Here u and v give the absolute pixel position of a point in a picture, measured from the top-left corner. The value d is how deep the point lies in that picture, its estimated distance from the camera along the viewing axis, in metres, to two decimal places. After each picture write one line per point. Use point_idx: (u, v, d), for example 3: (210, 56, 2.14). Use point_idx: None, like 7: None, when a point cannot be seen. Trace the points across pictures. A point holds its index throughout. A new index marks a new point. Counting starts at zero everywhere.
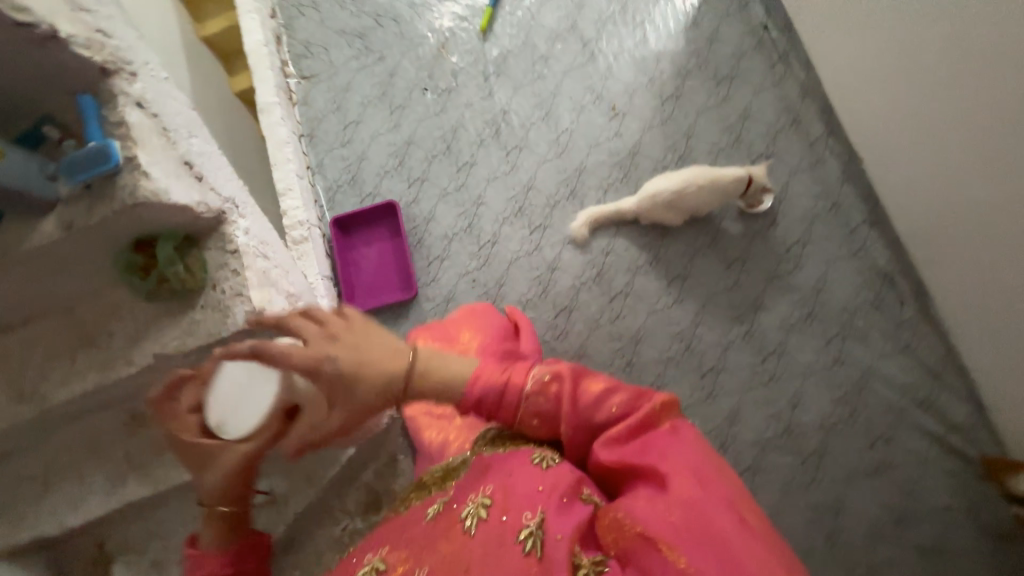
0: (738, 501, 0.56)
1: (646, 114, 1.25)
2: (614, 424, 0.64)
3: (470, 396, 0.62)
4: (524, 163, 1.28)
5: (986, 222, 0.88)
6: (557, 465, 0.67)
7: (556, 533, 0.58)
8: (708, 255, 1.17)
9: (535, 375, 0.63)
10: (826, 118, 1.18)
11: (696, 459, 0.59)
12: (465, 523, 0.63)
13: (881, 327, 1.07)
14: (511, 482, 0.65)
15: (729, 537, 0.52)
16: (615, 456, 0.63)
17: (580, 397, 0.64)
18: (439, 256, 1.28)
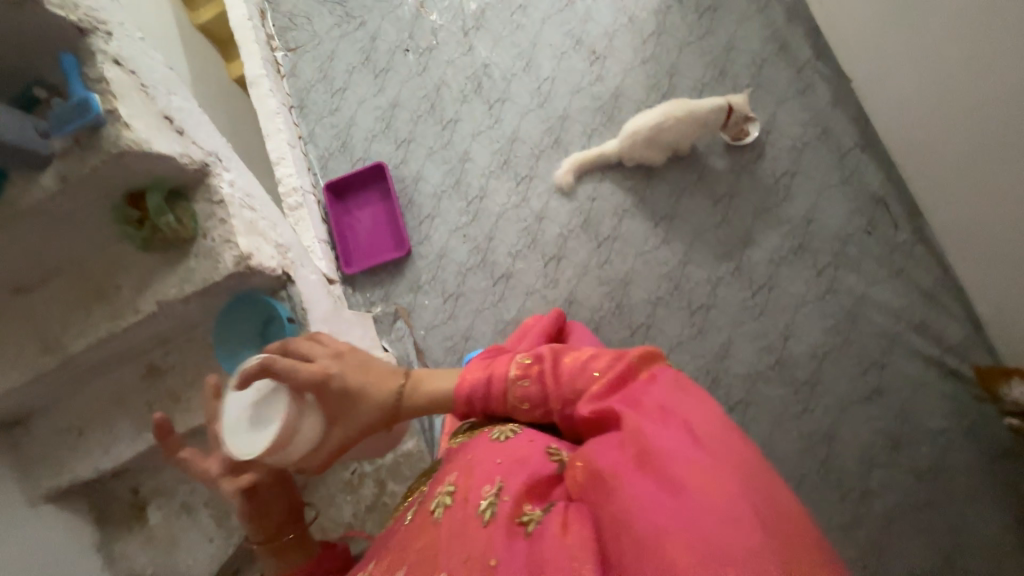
0: (698, 427, 0.54)
1: (628, 56, 1.24)
2: (591, 381, 0.65)
3: (462, 395, 0.71)
4: (507, 115, 1.29)
5: (975, 129, 0.84)
6: (517, 435, 0.66)
7: (506, 496, 0.58)
8: (695, 193, 1.16)
9: (516, 360, 0.69)
10: (814, 42, 1.14)
11: (663, 398, 0.58)
12: (434, 513, 0.63)
13: (873, 253, 1.05)
14: (472, 463, 0.66)
15: (682, 458, 0.51)
16: (597, 407, 0.61)
17: (560, 371, 0.66)
18: (430, 214, 1.31)
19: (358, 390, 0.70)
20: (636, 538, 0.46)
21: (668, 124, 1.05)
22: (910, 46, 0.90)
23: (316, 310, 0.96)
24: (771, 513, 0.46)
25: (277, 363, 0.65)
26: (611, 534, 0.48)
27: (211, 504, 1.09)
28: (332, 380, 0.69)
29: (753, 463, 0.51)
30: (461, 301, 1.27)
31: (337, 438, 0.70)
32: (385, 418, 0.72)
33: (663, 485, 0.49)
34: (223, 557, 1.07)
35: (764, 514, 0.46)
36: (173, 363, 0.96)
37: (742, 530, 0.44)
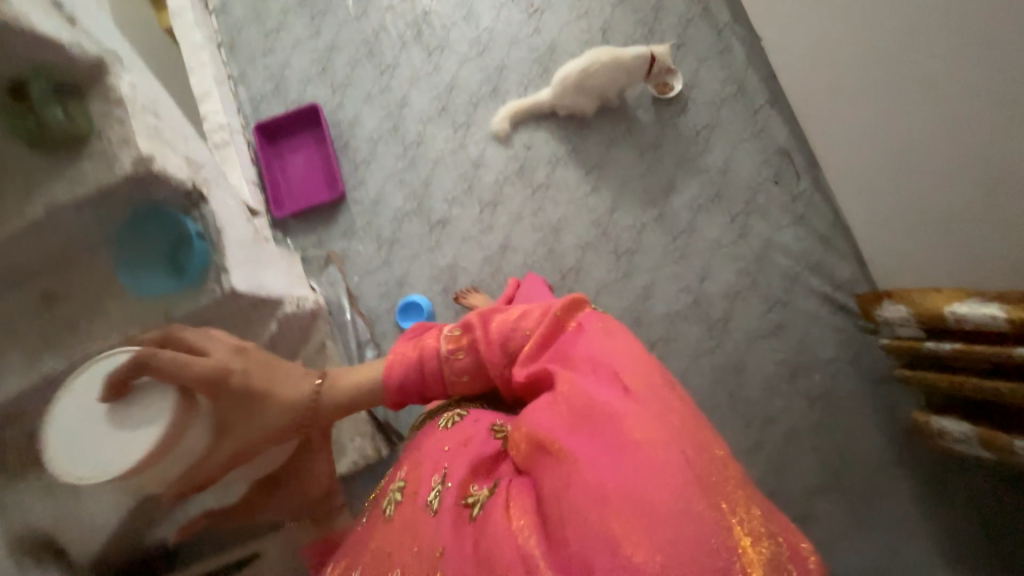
0: (626, 377, 0.62)
1: (564, 11, 1.28)
2: (520, 341, 0.70)
3: (396, 376, 0.73)
4: (446, 63, 1.30)
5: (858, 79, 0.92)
6: (461, 421, 0.73)
7: (452, 482, 0.63)
8: (624, 143, 1.21)
9: (444, 334, 0.73)
10: (732, 7, 1.22)
11: (594, 352, 0.65)
12: (388, 510, 0.68)
13: (778, 201, 1.15)
14: (421, 457, 0.71)
15: (612, 414, 0.58)
16: (530, 370, 0.68)
17: (492, 338, 0.70)
18: (365, 159, 1.29)
19: (265, 391, 0.71)
20: (575, 498, 0.52)
21: (593, 70, 1.10)
22: (804, 3, 0.99)
23: (231, 235, 0.91)
24: (688, 449, 0.54)
25: (157, 356, 0.62)
26: (552, 498, 0.54)
27: None
28: (229, 382, 0.67)
29: (673, 403, 0.60)
30: (396, 247, 1.25)
31: (230, 445, 0.68)
32: (302, 417, 0.74)
33: (596, 444, 0.56)
34: None
35: (682, 453, 0.53)
36: (71, 290, 0.84)
37: (659, 471, 0.52)
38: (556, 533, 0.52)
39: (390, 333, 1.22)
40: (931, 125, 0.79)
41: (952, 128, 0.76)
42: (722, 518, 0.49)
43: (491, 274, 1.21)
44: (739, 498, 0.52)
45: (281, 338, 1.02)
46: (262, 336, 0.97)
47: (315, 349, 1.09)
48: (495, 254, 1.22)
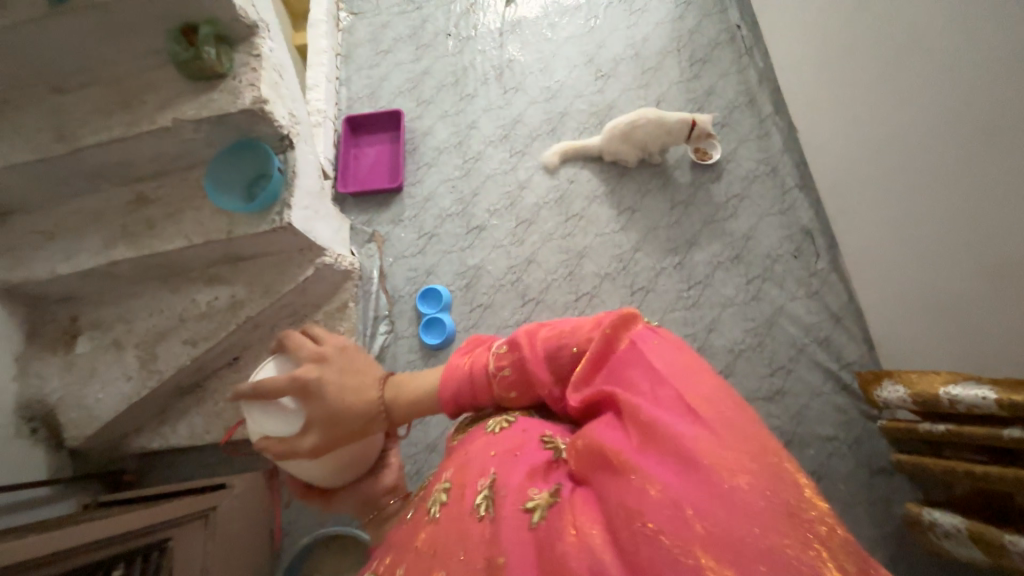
0: (690, 397, 0.50)
1: (627, 80, 1.47)
2: (564, 356, 0.62)
3: (447, 390, 0.69)
4: (517, 101, 1.49)
5: (883, 172, 1.00)
6: (512, 426, 0.62)
7: (507, 487, 0.53)
8: (658, 195, 1.32)
9: (494, 352, 0.67)
10: (777, 101, 1.37)
11: (655, 365, 0.54)
12: (431, 511, 0.58)
13: (795, 273, 1.20)
14: (467, 458, 0.60)
15: (680, 433, 0.46)
16: (585, 393, 0.58)
17: (540, 356, 0.63)
18: (427, 163, 1.46)
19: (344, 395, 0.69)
20: (648, 522, 0.42)
21: (644, 124, 1.24)
22: (838, 103, 1.11)
23: (303, 182, 1.06)
24: (774, 476, 0.43)
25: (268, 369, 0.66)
26: (616, 517, 0.44)
27: (140, 346, 1.10)
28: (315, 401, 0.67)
29: (750, 425, 0.48)
30: (433, 240, 1.37)
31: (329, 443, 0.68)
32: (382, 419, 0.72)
33: (668, 465, 0.45)
34: (133, 399, 1.08)
35: (766, 482, 0.43)
36: (160, 196, 1.05)
37: (746, 502, 0.41)
38: (623, 564, 0.42)
39: (405, 313, 1.30)
40: (954, 214, 0.84)
41: (973, 216, 0.81)
42: (815, 557, 0.38)
43: (511, 281, 1.30)
44: (832, 535, 0.40)
45: (312, 287, 1.17)
46: (297, 280, 1.11)
47: (336, 308, 1.24)
48: (520, 265, 1.31)
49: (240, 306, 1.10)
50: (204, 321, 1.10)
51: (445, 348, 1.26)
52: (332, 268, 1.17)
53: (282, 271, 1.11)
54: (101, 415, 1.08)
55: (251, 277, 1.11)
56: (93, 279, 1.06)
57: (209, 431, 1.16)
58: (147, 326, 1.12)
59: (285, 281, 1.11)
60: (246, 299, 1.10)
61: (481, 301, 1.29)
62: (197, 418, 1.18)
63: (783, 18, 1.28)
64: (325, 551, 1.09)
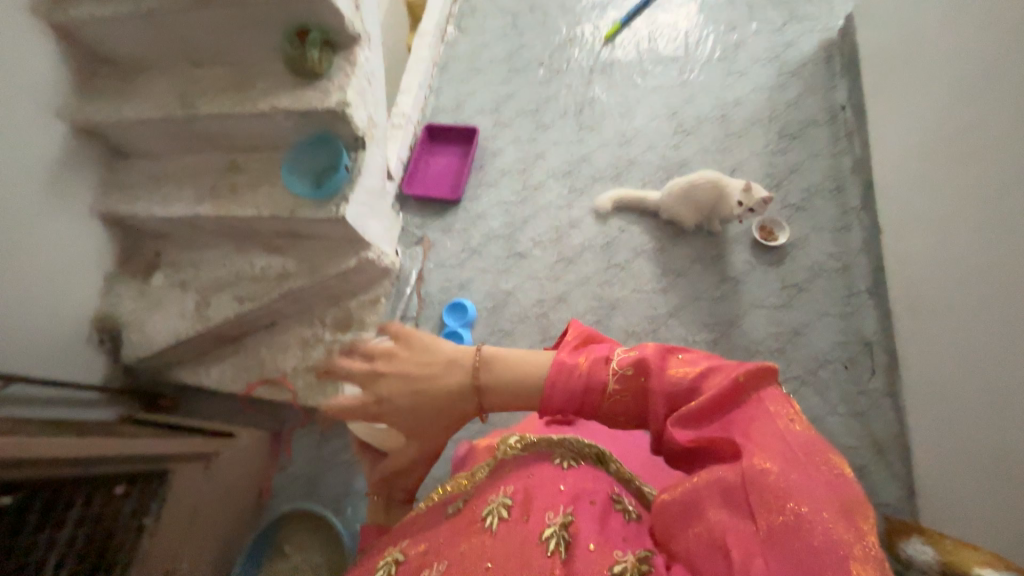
0: (841, 495, 0.43)
1: (707, 140, 1.43)
2: (694, 398, 0.52)
3: (550, 397, 0.56)
4: (590, 140, 1.50)
5: (969, 302, 0.89)
6: (579, 468, 0.59)
7: (583, 536, 0.51)
8: (709, 264, 1.27)
9: (614, 365, 0.55)
10: (867, 196, 1.26)
11: (790, 441, 0.46)
12: (487, 520, 0.55)
13: (841, 385, 1.10)
14: (533, 482, 0.57)
15: (824, 537, 0.40)
16: (697, 437, 0.50)
17: (666, 386, 0.53)
18: (489, 182, 1.50)
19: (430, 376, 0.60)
20: None
21: (704, 187, 1.19)
22: (936, 215, 0.99)
23: (365, 181, 1.14)
24: None
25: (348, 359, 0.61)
26: None
27: (200, 292, 1.24)
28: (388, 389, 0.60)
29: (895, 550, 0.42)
30: (476, 257, 1.40)
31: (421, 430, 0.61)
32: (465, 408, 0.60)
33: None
34: (182, 336, 1.21)
35: None
36: (248, 167, 1.17)
37: None
38: None
39: (431, 320, 1.34)
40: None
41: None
42: None
43: (537, 315, 1.30)
44: None
45: (353, 276, 1.24)
46: (341, 267, 1.19)
47: (369, 300, 1.29)
48: (550, 302, 1.31)
49: (287, 278, 1.20)
50: (255, 283, 1.22)
51: None
52: (375, 264, 1.24)
53: (331, 255, 1.19)
54: (154, 344, 1.22)
55: (303, 255, 1.21)
56: (179, 225, 1.21)
57: (234, 381, 1.27)
58: (210, 275, 1.25)
59: (331, 264, 1.19)
60: (294, 273, 1.20)
61: (503, 327, 1.30)
62: (228, 366, 1.29)
63: (894, 110, 1.18)
64: (296, 526, 1.15)
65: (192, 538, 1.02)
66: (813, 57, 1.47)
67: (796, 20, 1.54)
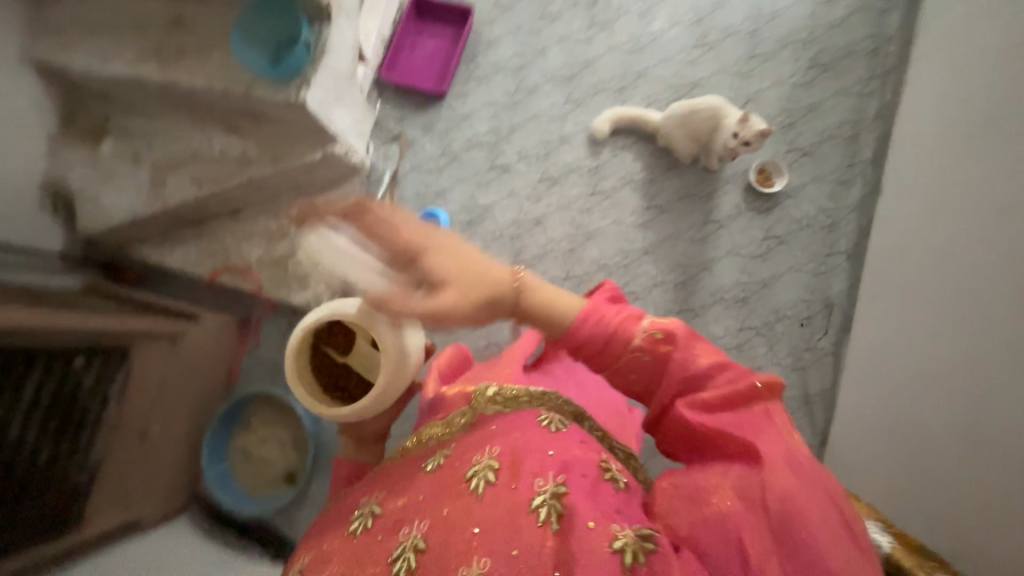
0: (842, 506, 0.48)
1: (728, 59, 1.26)
2: (708, 387, 0.54)
3: (574, 332, 0.55)
4: (598, 42, 1.31)
5: (933, 284, 0.87)
6: (564, 432, 0.61)
7: (575, 507, 0.51)
8: (695, 204, 1.21)
9: (642, 328, 0.54)
10: (880, 149, 1.17)
11: (801, 451, 0.50)
12: (472, 483, 0.55)
13: (792, 340, 1.13)
14: (522, 446, 0.57)
15: (828, 542, 0.45)
16: (703, 422, 0.53)
17: (684, 364, 0.54)
18: (479, 78, 1.34)
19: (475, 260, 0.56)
20: None
21: (701, 111, 1.09)
22: (936, 183, 0.93)
23: (330, 61, 1.01)
24: None
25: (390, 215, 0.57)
26: None
27: (154, 168, 1.16)
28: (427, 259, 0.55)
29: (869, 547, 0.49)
30: (455, 164, 1.31)
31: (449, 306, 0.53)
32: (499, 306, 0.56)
33: None
34: (138, 214, 1.16)
35: None
36: (196, 25, 1.01)
37: None
38: None
39: None
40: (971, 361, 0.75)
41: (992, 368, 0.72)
42: None
43: (511, 236, 1.26)
44: None
45: (319, 171, 1.16)
46: (305, 160, 1.10)
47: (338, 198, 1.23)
48: (526, 223, 1.26)
49: (247, 164, 1.12)
50: (213, 166, 1.13)
51: None
52: (343, 161, 1.16)
53: (294, 145, 1.10)
54: (110, 218, 1.18)
55: (263, 140, 1.11)
56: (124, 88, 1.08)
57: (198, 265, 1.25)
58: (164, 150, 1.15)
59: (294, 155, 1.10)
60: (254, 159, 1.11)
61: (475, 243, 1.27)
62: (191, 250, 1.26)
63: (940, 52, 1.03)
64: (258, 404, 1.26)
65: (162, 408, 1.12)
66: None
67: None
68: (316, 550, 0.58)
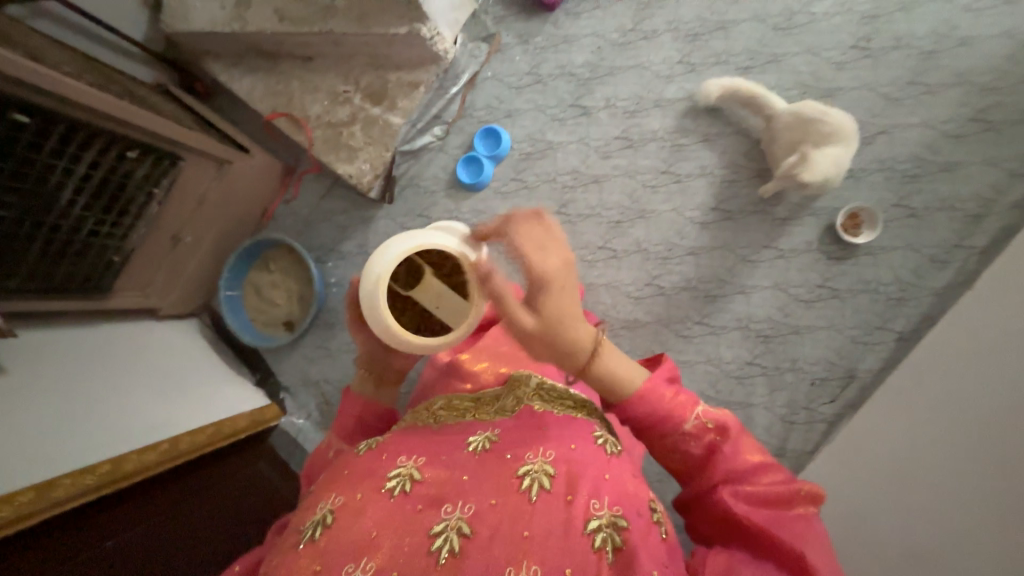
0: None
1: (881, 77, 1.07)
2: (750, 481, 0.55)
3: (627, 402, 0.60)
4: (744, 4, 1.13)
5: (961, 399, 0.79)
6: (617, 460, 0.59)
7: (631, 541, 0.49)
8: (763, 223, 1.11)
9: (698, 416, 0.59)
10: (997, 241, 1.02)
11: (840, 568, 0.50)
12: (524, 482, 0.52)
13: (795, 393, 1.09)
14: (576, 459, 0.55)
15: None
16: (745, 513, 0.53)
17: (732, 457, 0.57)
18: (598, 2, 1.19)
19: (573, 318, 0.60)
20: None
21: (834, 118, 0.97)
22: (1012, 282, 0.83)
23: None
24: None
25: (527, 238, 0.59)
26: None
27: None
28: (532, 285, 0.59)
29: None
30: (537, 89, 1.22)
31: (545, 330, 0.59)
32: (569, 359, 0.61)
33: None
34: (218, 28, 1.15)
35: None
36: None
37: None
38: None
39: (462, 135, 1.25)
40: (985, 497, 0.70)
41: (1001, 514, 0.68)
42: None
43: (564, 185, 1.20)
44: None
45: (400, 47, 1.10)
46: (389, 31, 1.04)
47: (410, 82, 1.17)
48: (584, 178, 1.19)
49: (332, 14, 1.07)
50: (298, 3, 1.08)
51: (469, 191, 1.25)
52: (426, 46, 1.09)
53: (384, 10, 1.04)
54: (191, 22, 1.17)
55: None
56: None
57: (261, 100, 1.25)
58: None
59: (379, 22, 1.04)
60: (340, 11, 1.06)
61: (526, 180, 1.22)
62: (257, 82, 1.25)
63: None
64: (279, 250, 1.33)
65: (198, 223, 1.18)
66: None
67: None
68: (347, 496, 0.52)
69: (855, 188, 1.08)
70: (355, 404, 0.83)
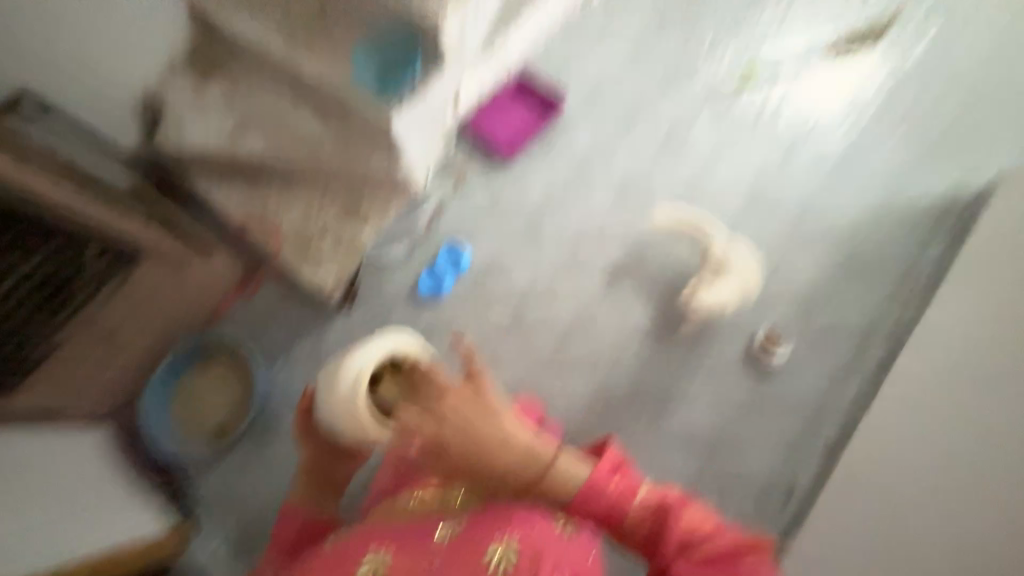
0: None
1: (771, 229, 1.33)
2: (701, 546, 0.60)
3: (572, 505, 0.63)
4: (662, 167, 1.41)
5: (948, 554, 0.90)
6: (576, 540, 0.68)
7: None
8: (694, 342, 1.26)
9: (641, 495, 0.62)
10: (882, 367, 1.22)
11: None
12: (490, 560, 0.64)
13: (741, 506, 1.16)
14: (542, 547, 0.65)
15: None
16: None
17: (678, 526, 0.61)
18: (548, 155, 1.44)
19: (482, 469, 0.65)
20: None
21: (751, 263, 1.24)
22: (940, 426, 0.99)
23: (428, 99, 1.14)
24: None
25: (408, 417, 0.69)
26: None
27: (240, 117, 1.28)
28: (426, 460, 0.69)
29: None
30: (496, 218, 1.39)
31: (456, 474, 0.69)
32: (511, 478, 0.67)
33: None
34: (208, 148, 1.27)
35: None
36: None
37: None
38: None
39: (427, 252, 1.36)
40: None
41: None
42: None
43: (518, 301, 1.31)
44: None
45: (377, 177, 1.25)
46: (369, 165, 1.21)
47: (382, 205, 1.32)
48: (536, 296, 1.31)
49: (320, 148, 1.23)
50: (289, 137, 1.24)
51: (430, 302, 1.33)
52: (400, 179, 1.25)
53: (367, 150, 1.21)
54: (184, 142, 1.29)
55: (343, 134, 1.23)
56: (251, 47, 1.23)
57: (237, 209, 1.34)
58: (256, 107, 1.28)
59: (362, 157, 1.21)
60: (327, 146, 1.22)
61: (483, 295, 1.32)
62: (235, 194, 1.34)
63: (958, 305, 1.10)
64: (224, 354, 1.28)
65: (137, 321, 1.14)
66: (928, 205, 1.32)
67: (942, 157, 1.35)
68: None
69: (764, 315, 1.27)
70: (295, 522, 0.90)
